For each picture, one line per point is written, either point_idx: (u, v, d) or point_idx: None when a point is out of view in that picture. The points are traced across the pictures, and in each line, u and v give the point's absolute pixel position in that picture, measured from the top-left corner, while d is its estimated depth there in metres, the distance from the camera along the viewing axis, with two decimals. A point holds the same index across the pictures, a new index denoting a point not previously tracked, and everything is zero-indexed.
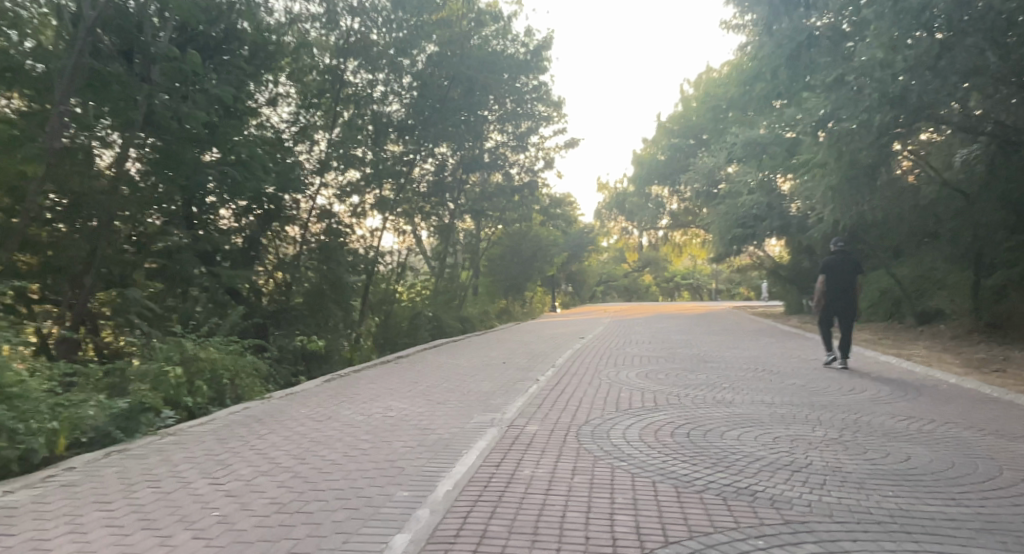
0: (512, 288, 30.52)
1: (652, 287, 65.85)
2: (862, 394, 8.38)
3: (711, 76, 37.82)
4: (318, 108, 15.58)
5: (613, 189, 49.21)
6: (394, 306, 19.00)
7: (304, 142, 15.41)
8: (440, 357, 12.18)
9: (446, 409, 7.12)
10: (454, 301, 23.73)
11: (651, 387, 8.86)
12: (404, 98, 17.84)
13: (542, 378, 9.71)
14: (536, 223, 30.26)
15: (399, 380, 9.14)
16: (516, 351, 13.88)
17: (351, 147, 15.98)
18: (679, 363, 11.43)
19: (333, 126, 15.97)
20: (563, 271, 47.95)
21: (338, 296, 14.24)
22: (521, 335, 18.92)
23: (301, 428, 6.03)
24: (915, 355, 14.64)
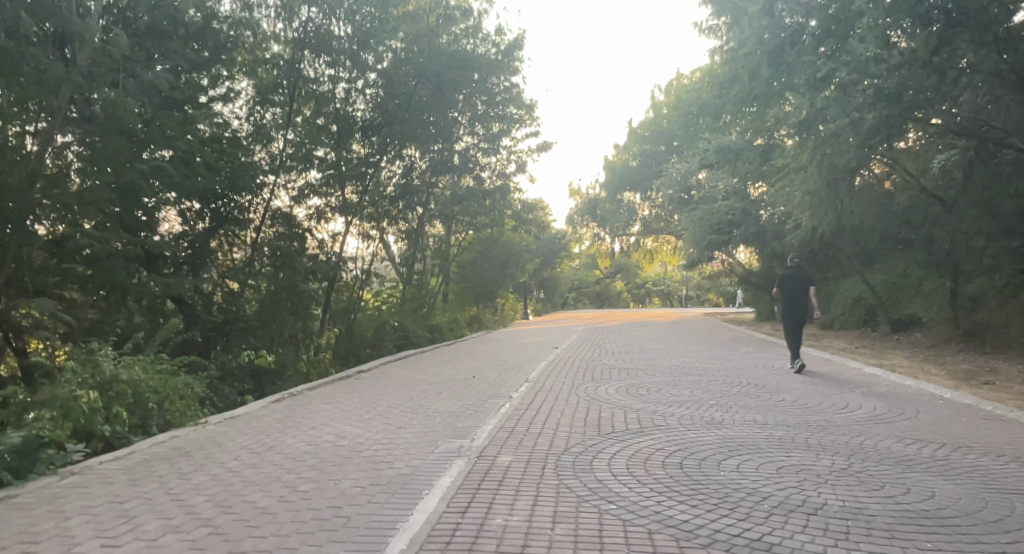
0: (483, 295, 29.77)
1: (623, 294, 65.64)
2: (858, 412, 7.78)
3: (683, 82, 37.63)
4: (275, 104, 14.79)
5: (585, 195, 48.84)
6: (358, 315, 18.07)
7: (261, 142, 14.51)
8: (403, 371, 11.33)
9: (407, 435, 6.30)
10: (422, 309, 22.88)
11: (632, 405, 8.16)
12: (368, 97, 17.03)
13: (515, 395, 8.95)
14: (507, 229, 29.56)
15: (356, 399, 8.29)
16: (486, 363, 13.10)
17: (313, 146, 15.09)
18: (659, 377, 10.76)
19: (293, 125, 15.09)
20: (534, 277, 47.31)
21: (293, 306, 13.31)
22: (491, 344, 18.12)
23: (234, 463, 5.17)
24: (898, 365, 14.20)
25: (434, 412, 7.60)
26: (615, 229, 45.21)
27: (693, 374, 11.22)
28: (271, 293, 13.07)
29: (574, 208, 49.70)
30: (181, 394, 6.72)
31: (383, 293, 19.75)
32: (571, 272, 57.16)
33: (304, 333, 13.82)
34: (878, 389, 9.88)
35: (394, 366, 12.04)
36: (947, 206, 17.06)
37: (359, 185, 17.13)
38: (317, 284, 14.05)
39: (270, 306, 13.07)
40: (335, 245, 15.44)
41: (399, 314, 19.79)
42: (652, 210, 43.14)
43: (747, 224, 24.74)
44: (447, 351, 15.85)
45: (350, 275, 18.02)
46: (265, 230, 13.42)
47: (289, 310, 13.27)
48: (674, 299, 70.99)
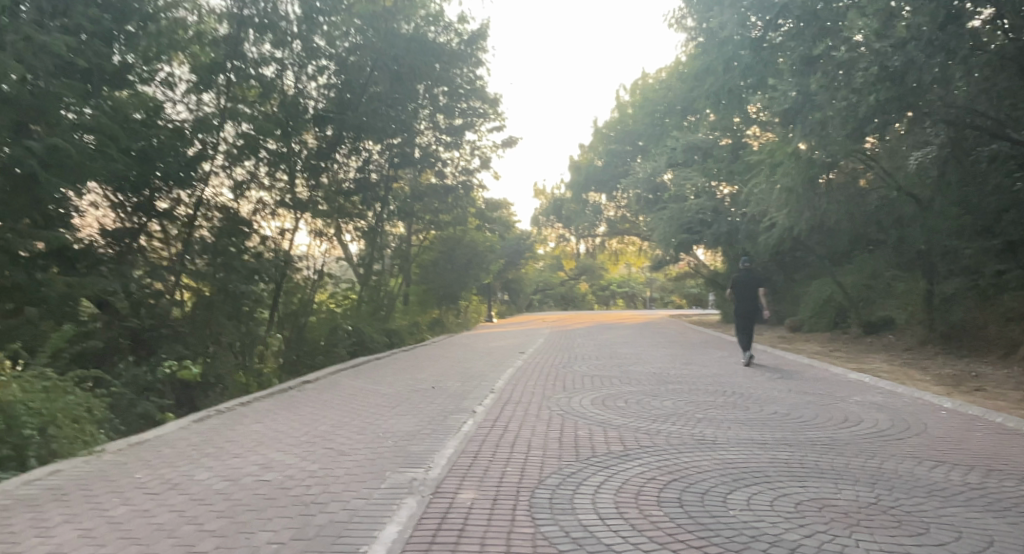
0: (446, 297, 28.68)
1: (588, 296, 65.28)
2: (861, 427, 6.99)
3: (650, 81, 37.10)
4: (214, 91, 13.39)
5: (550, 195, 48.03)
6: (310, 319, 16.87)
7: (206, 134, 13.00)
8: (352, 381, 10.27)
9: (349, 465, 5.24)
10: (379, 313, 21.70)
11: (611, 421, 7.25)
12: (325, 86, 16.18)
13: (478, 410, 7.96)
14: (471, 228, 28.52)
15: (295, 418, 7.18)
16: (446, 371, 12.11)
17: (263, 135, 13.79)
18: (636, 386, 9.90)
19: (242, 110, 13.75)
20: (499, 279, 46.29)
21: (231, 312, 12.38)
22: (453, 350, 17.09)
23: (121, 510, 4.04)
24: (879, 369, 13.59)
25: (384, 432, 6.56)
26: (581, 230, 44.47)
27: (672, 382, 10.37)
28: (210, 297, 12.18)
29: (538, 208, 48.84)
30: (71, 419, 5.52)
31: (336, 296, 18.52)
32: (536, 273, 56.27)
33: (241, 339, 12.80)
34: (871, 398, 9.15)
35: (342, 376, 10.95)
36: (922, 205, 16.65)
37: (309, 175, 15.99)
38: (261, 289, 13.14)
39: (205, 310, 12.09)
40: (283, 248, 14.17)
41: (354, 319, 18.57)
42: (617, 211, 42.57)
43: (718, 224, 24.14)
44: (404, 357, 14.78)
45: (301, 276, 16.78)
46: (202, 225, 12.24)
47: (226, 316, 12.27)
48: (637, 301, 70.86)
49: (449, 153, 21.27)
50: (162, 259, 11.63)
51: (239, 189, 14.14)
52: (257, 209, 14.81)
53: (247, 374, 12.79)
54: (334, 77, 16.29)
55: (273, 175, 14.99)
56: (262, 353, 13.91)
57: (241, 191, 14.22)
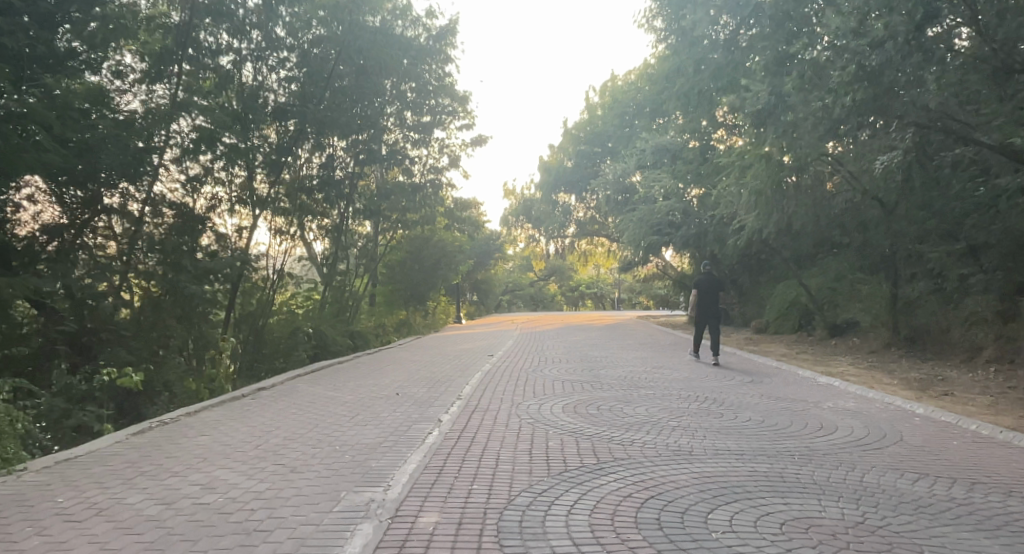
0: (414, 297, 28.20)
1: (556, 297, 65.27)
2: (838, 436, 6.79)
3: (620, 82, 37.04)
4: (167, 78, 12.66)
5: (520, 195, 47.75)
6: (269, 321, 16.32)
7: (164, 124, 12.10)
8: (311, 388, 9.80)
9: (301, 484, 4.84)
10: (344, 315, 21.12)
11: (582, 430, 6.95)
12: (289, 82, 15.74)
13: (444, 418, 7.61)
14: (439, 228, 28.07)
15: (246, 429, 6.72)
16: (410, 376, 11.69)
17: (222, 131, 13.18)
18: (608, 392, 9.63)
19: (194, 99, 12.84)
20: (467, 279, 45.85)
21: (182, 314, 11.80)
22: (420, 352, 16.69)
23: (33, 543, 3.59)
24: (847, 372, 13.57)
25: (341, 445, 6.15)
26: (551, 230, 44.28)
27: (644, 387, 10.12)
28: (160, 298, 11.65)
29: (508, 208, 48.52)
30: None
31: (297, 297, 17.91)
32: (505, 274, 55.91)
33: (192, 343, 12.26)
34: (843, 402, 9.03)
35: (299, 382, 10.47)
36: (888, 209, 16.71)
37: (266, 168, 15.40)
38: (212, 290, 12.64)
39: (153, 311, 11.53)
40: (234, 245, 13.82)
41: (316, 321, 17.98)
42: (587, 212, 42.47)
43: (686, 226, 24.11)
44: (366, 361, 14.30)
45: (260, 277, 16.15)
46: (152, 223, 11.64)
47: (176, 318, 11.71)
48: (606, 302, 71.12)
49: (417, 150, 21.10)
50: (109, 258, 11.02)
51: (196, 184, 13.47)
52: (214, 206, 14.19)
53: (198, 379, 12.19)
54: (296, 70, 15.82)
55: (230, 171, 14.40)
56: (218, 357, 13.38)
57: (197, 185, 13.55)
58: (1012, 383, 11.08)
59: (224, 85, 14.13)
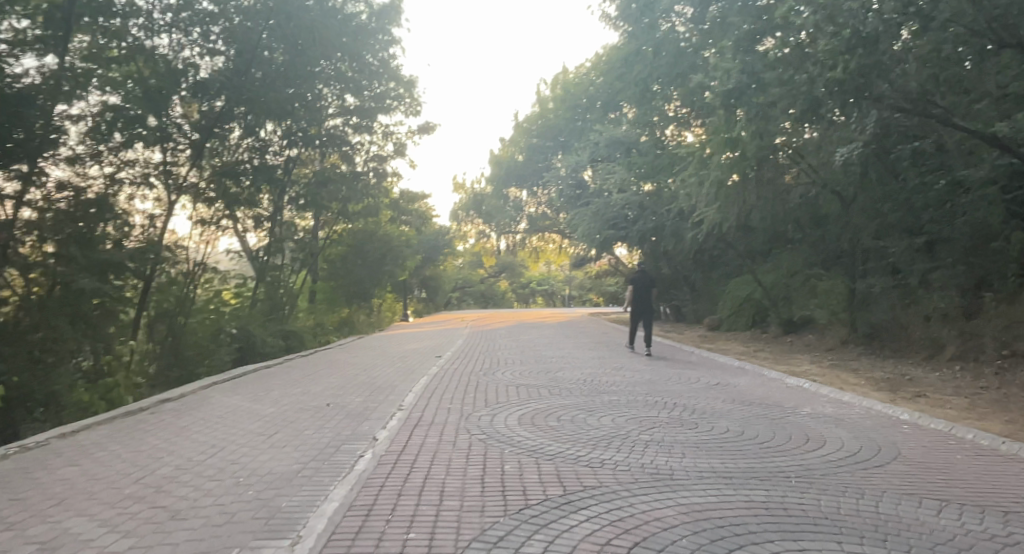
0: (357, 294, 26.85)
1: (507, 293, 64.38)
2: (829, 449, 6.02)
3: (570, 75, 36.36)
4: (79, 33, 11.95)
5: (469, 190, 46.60)
6: (190, 321, 14.99)
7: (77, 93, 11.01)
8: (232, 402, 8.66)
9: (176, 548, 3.68)
10: (277, 314, 19.75)
11: (545, 451, 6.02)
12: (217, 59, 15.14)
13: (381, 439, 6.57)
14: (384, 221, 26.81)
15: (140, 465, 5.59)
16: (348, 382, 10.61)
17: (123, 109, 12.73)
18: (567, 399, 8.80)
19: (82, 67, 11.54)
20: (415, 275, 44.56)
21: (74, 316, 10.59)
22: (360, 353, 15.51)
23: None
24: (811, 369, 13.02)
25: (245, 486, 4.99)
26: (501, 226, 43.31)
27: (604, 392, 9.33)
28: (44, 298, 10.32)
29: (457, 202, 47.33)
30: None
31: (224, 295, 16.51)
32: (454, 271, 54.70)
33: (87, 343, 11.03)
34: (819, 406, 8.30)
35: (217, 393, 9.30)
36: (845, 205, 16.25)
37: (186, 139, 14.85)
38: (114, 283, 11.45)
39: (37, 313, 10.22)
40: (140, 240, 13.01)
41: (245, 320, 16.60)
42: (538, 207, 41.72)
43: (643, 220, 22.83)
44: (300, 364, 13.08)
45: (178, 271, 14.76)
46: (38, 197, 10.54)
47: (67, 322, 10.45)
48: (557, 299, 70.60)
49: (356, 137, 20.16)
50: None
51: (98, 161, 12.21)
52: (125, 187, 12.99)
53: (93, 389, 11.06)
54: (221, 44, 15.15)
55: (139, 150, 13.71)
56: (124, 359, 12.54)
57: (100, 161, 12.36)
58: (981, 382, 10.64)
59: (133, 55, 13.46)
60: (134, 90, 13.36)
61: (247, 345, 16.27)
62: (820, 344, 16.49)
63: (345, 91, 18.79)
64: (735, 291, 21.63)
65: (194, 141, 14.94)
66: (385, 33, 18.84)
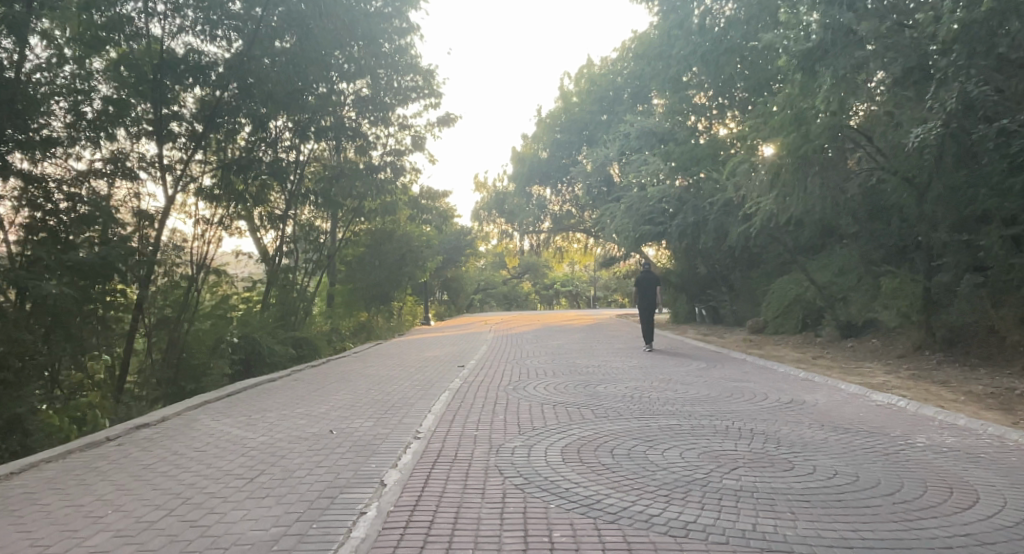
0: (376, 297, 25.57)
1: (530, 294, 62.97)
2: (993, 511, 4.42)
3: (597, 68, 34.79)
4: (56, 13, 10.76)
5: (490, 188, 45.14)
6: (193, 327, 14.03)
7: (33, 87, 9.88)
8: (217, 429, 7.24)
9: None
10: (289, 320, 18.46)
11: (604, 509, 4.54)
12: (229, 48, 14.01)
13: (390, 486, 5.15)
14: (403, 220, 25.50)
15: (69, 531, 4.17)
16: (358, 400, 9.20)
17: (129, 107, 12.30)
18: (616, 424, 7.31)
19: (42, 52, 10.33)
20: (437, 277, 43.29)
21: (49, 328, 9.75)
22: (375, 362, 14.16)
23: None
24: (885, 378, 11.37)
25: None
26: (525, 225, 41.75)
27: (658, 413, 7.83)
28: (10, 309, 9.22)
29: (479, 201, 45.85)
30: None
31: (231, 299, 15.29)
32: (476, 272, 53.27)
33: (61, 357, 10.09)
34: (935, 435, 6.64)
35: (204, 416, 7.90)
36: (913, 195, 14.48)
37: (189, 127, 13.92)
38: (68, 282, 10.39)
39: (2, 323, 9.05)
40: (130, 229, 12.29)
41: (252, 327, 15.33)
42: (563, 205, 40.18)
43: (682, 215, 21.21)
44: (306, 376, 11.74)
45: (174, 273, 13.58)
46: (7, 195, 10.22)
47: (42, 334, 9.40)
48: (582, 300, 68.85)
49: (371, 130, 18.84)
50: None
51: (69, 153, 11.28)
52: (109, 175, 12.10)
53: (62, 411, 9.95)
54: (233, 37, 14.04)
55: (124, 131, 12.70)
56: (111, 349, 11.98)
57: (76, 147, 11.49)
58: None
59: (115, 31, 12.43)
60: (126, 75, 12.59)
61: (254, 354, 14.96)
62: (887, 350, 14.73)
63: (359, 78, 17.48)
64: (782, 290, 19.86)
65: (199, 133, 14.02)
66: (401, 17, 17.52)
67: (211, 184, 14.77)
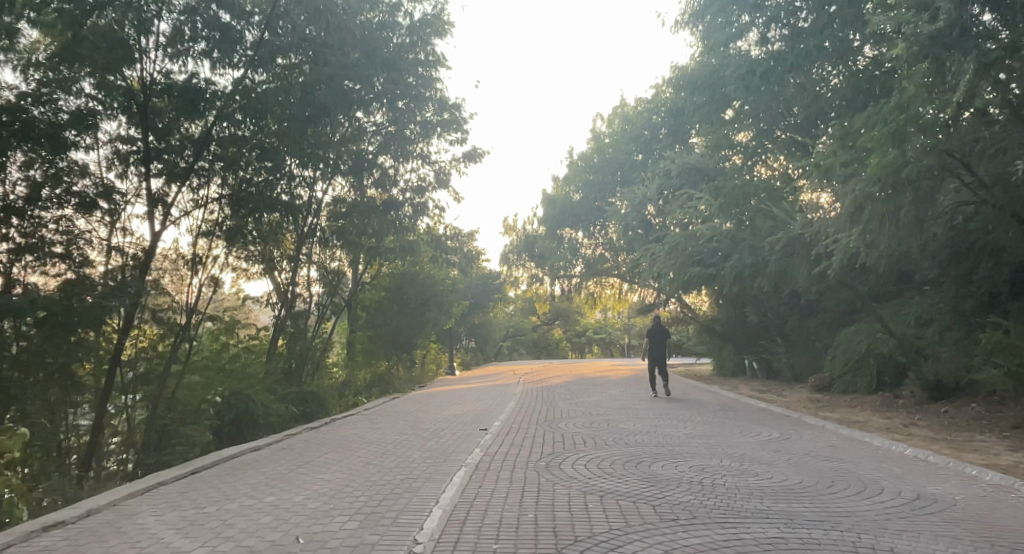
0: (398, 345, 23.75)
1: (563, 342, 60.57)
2: None
3: (631, 107, 33.53)
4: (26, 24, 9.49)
5: (520, 231, 43.61)
6: (180, 383, 12.33)
7: None
8: (149, 533, 5.35)
9: None
10: (296, 371, 16.71)
11: None
12: (242, 75, 12.24)
13: None
14: (427, 262, 23.89)
15: None
16: (351, 482, 7.27)
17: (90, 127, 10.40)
18: (691, 536, 5.24)
19: None
20: (464, 323, 41.61)
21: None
22: (389, 424, 12.26)
23: None
24: (1014, 458, 9.05)
25: None
26: (556, 269, 39.87)
27: (747, 518, 5.74)
28: None
29: (508, 245, 44.29)
30: None
31: (230, 349, 13.60)
32: (506, 318, 51.52)
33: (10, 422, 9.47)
34: None
35: (144, 508, 6.02)
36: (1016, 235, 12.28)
37: (210, 161, 12.48)
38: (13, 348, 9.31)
39: None
40: (100, 271, 10.71)
41: (251, 380, 13.56)
42: (596, 249, 38.37)
43: (736, 256, 19.13)
44: (298, 443, 9.86)
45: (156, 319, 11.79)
46: None
47: None
48: (615, 348, 66.16)
49: (394, 167, 17.32)
50: None
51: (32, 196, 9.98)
52: (81, 208, 10.56)
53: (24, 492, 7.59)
54: (250, 69, 12.33)
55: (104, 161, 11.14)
56: (70, 405, 10.46)
57: (25, 172, 9.86)
58: None
59: (118, 60, 10.49)
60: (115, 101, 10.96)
61: (245, 414, 13.01)
62: (993, 419, 12.30)
63: (380, 109, 16.03)
64: (850, 343, 17.53)
65: (213, 163, 12.49)
66: (427, 47, 16.23)
67: (213, 217, 13.05)
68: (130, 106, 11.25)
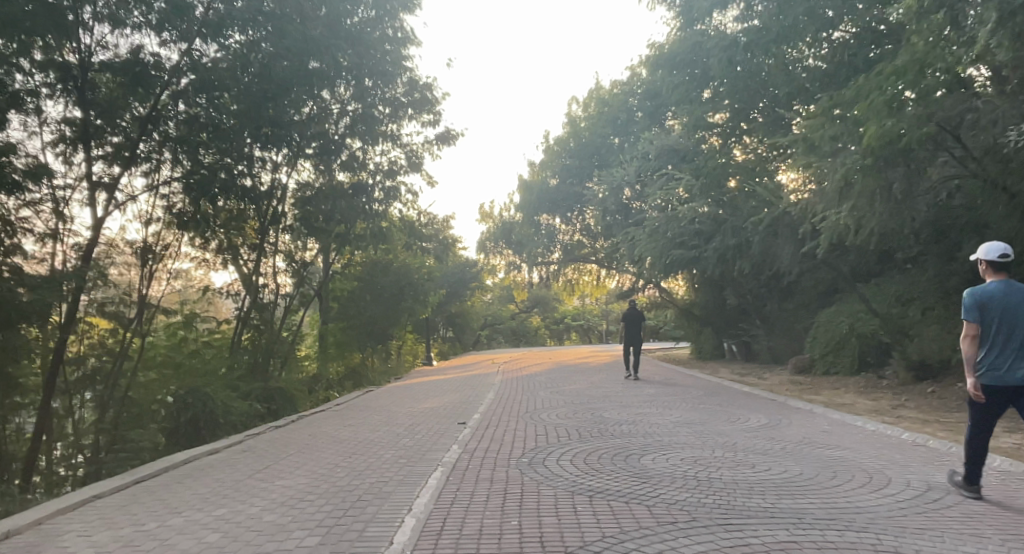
0: (372, 336, 23.02)
1: (541, 330, 60.00)
2: None
3: (606, 89, 32.95)
4: None
5: (496, 218, 42.88)
6: (133, 382, 11.49)
7: None
8: None
9: None
10: (263, 365, 15.90)
11: None
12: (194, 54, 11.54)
13: None
14: (401, 250, 23.12)
15: None
16: (313, 489, 6.58)
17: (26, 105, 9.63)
18: (696, 544, 4.66)
19: None
20: (440, 313, 40.83)
21: None
22: (361, 420, 11.56)
23: None
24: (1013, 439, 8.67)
25: None
26: (533, 256, 39.26)
27: (752, 519, 5.18)
28: None
29: (484, 232, 43.52)
30: None
31: (189, 343, 12.76)
32: (483, 307, 50.77)
33: None
34: None
35: (73, 527, 5.29)
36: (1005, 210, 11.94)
37: (160, 140, 11.61)
38: None
39: None
40: (41, 265, 9.79)
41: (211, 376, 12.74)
42: (573, 235, 37.82)
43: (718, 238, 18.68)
44: (259, 445, 9.13)
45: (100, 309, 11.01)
46: None
47: None
48: (594, 335, 65.84)
49: (362, 149, 16.52)
50: None
51: None
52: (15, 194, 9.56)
53: None
54: (204, 45, 11.65)
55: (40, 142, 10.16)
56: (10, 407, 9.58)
57: None
58: None
59: (45, 27, 9.52)
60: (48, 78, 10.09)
61: (202, 412, 11.48)
62: None
63: (346, 88, 15.21)
64: (833, 324, 17.19)
65: (162, 143, 11.54)
66: (395, 22, 15.46)
67: (162, 203, 12.06)
68: (67, 81, 10.35)
